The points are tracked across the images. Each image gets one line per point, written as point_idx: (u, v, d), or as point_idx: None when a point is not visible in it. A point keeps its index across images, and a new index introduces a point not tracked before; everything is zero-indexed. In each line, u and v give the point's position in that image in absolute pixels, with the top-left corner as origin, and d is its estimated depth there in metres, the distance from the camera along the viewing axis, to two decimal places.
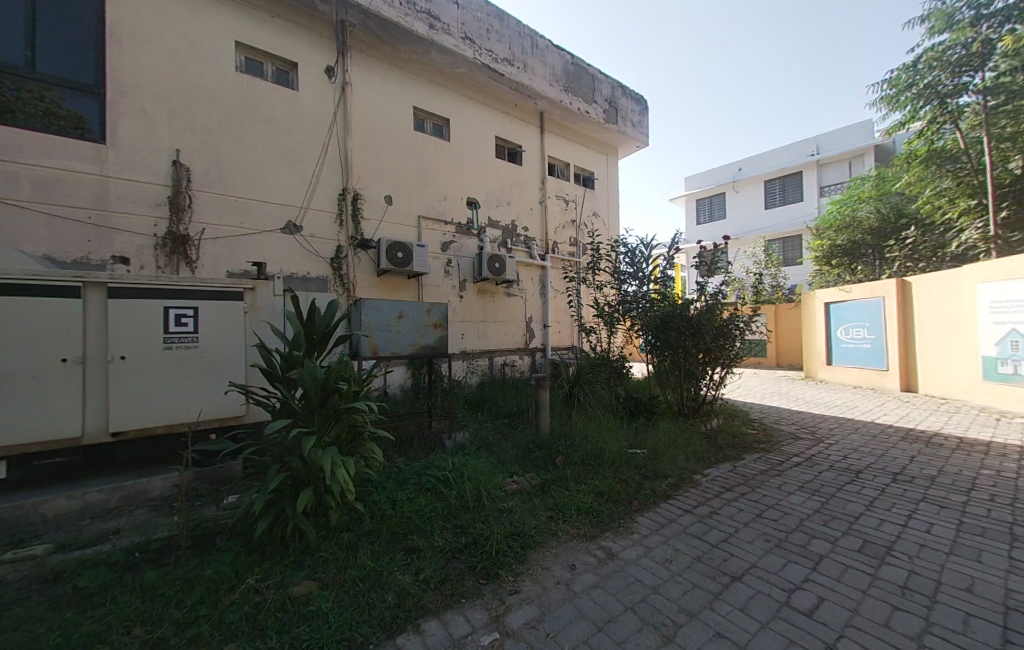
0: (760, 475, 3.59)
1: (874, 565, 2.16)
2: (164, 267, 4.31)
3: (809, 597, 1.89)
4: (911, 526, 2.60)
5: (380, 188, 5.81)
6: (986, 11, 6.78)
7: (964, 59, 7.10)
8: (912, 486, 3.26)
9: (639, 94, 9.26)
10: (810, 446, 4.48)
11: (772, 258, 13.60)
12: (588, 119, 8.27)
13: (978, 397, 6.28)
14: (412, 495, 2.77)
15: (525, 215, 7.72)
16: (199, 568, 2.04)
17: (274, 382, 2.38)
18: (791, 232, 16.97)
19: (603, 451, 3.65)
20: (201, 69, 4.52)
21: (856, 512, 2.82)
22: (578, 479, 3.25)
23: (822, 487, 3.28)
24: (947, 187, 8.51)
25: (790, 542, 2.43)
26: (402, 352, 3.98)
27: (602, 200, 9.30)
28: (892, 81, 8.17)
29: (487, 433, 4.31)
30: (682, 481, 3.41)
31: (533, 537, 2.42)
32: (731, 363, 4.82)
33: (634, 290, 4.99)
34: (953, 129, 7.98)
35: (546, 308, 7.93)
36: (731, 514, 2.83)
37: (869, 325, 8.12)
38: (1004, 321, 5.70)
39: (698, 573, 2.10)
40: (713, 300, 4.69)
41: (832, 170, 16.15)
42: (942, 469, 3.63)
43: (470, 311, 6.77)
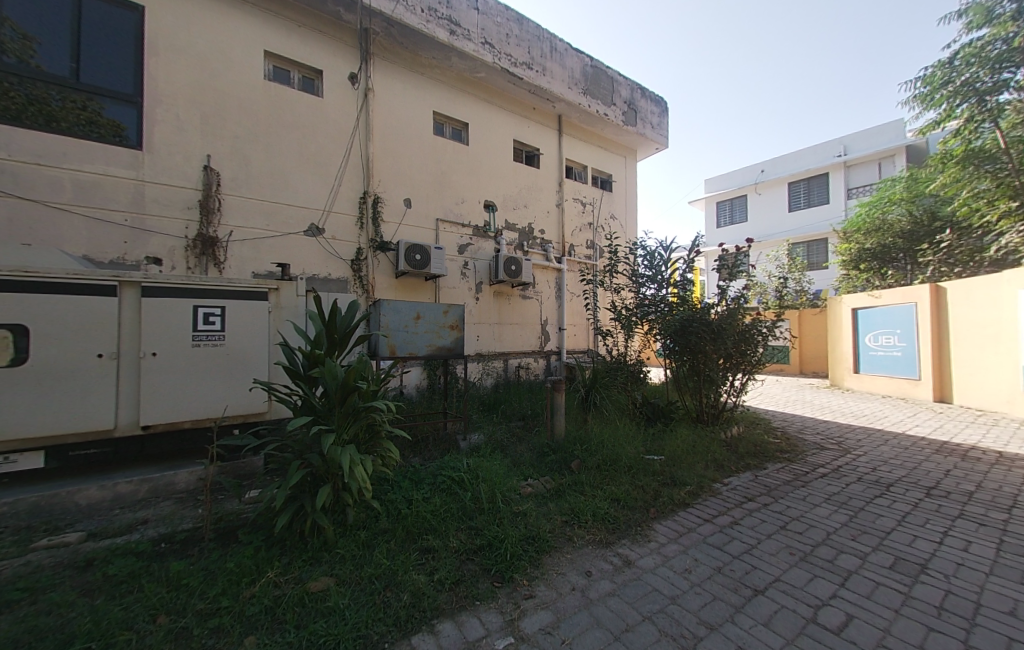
0: (784, 486, 3.48)
1: (907, 584, 2.06)
2: (194, 268, 4.47)
3: (837, 614, 1.81)
4: (947, 544, 2.47)
5: (400, 191, 5.90)
6: None
7: (1006, 55, 6.77)
8: (948, 502, 3.10)
9: (659, 95, 9.15)
10: (836, 456, 4.31)
11: (797, 262, 13.21)
12: (606, 121, 8.20)
13: (1018, 410, 5.94)
14: (428, 495, 2.79)
15: (541, 218, 7.71)
16: (222, 560, 2.10)
17: (295, 380, 2.43)
18: (816, 235, 16.46)
19: (619, 457, 3.61)
20: (231, 77, 4.70)
21: (886, 527, 2.70)
22: (594, 484, 3.21)
23: (850, 500, 3.15)
24: (985, 188, 7.96)
25: (816, 556, 2.34)
26: (418, 352, 4.02)
27: (620, 202, 9.21)
28: (926, 78, 7.89)
29: (502, 435, 4.30)
30: (701, 489, 3.34)
31: (548, 541, 2.39)
32: (753, 369, 4.70)
33: (652, 293, 4.90)
34: (992, 128, 7.60)
35: (562, 310, 7.89)
36: (753, 525, 2.76)
37: (900, 332, 7.78)
38: None
39: (718, 585, 2.05)
40: (735, 304, 4.59)
41: (860, 171, 15.62)
42: (981, 485, 3.44)
43: (486, 313, 6.79)
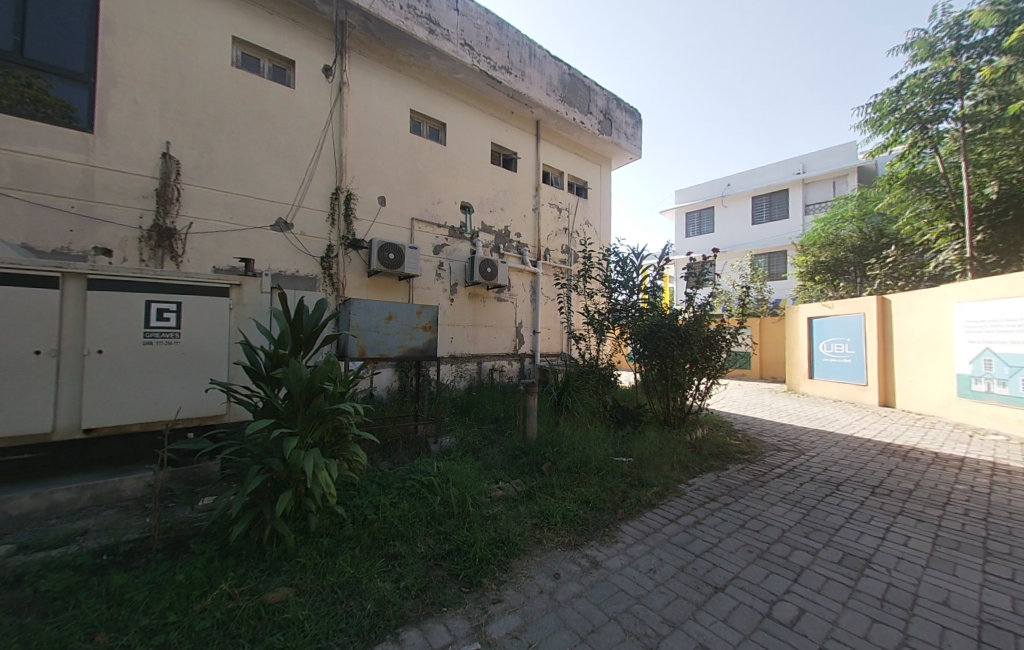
0: (744, 486, 3.64)
1: (854, 578, 2.19)
2: (148, 260, 4.20)
3: (790, 608, 1.91)
4: (889, 539, 2.65)
5: (374, 188, 5.78)
6: (966, 42, 7.13)
7: (945, 87, 7.37)
8: (890, 500, 3.34)
9: (633, 107, 9.43)
10: (791, 457, 4.55)
11: (758, 273, 13.94)
12: (583, 129, 8.37)
13: (951, 413, 6.46)
14: (396, 499, 2.72)
15: (518, 221, 7.75)
16: (170, 572, 1.97)
17: (256, 381, 2.32)
18: (776, 247, 17.42)
19: (589, 458, 3.67)
20: (196, 62, 4.47)
21: (836, 524, 2.87)
22: (564, 486, 3.24)
23: (804, 498, 3.34)
24: (925, 209, 8.86)
25: (771, 553, 2.46)
26: (389, 353, 3.94)
27: (595, 210, 9.41)
28: (876, 105, 8.43)
29: (474, 438, 4.26)
30: (666, 490, 3.44)
31: (518, 545, 2.38)
32: (717, 374, 4.90)
33: (624, 299, 5.04)
34: (933, 154, 8.23)
35: (537, 314, 7.94)
36: (715, 524, 2.86)
37: (850, 340, 8.35)
38: (979, 340, 5.88)
39: (682, 583, 2.11)
40: (701, 311, 4.78)
41: (816, 189, 16.70)
42: (918, 483, 3.73)
43: (461, 315, 6.75)
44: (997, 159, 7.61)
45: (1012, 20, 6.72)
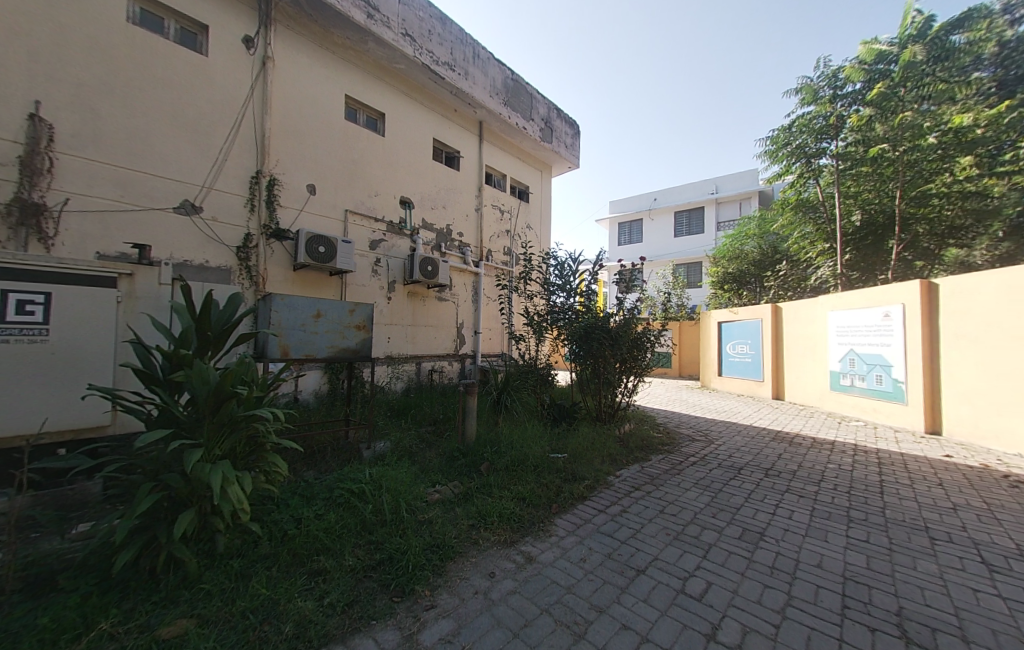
0: (664, 474, 3.96)
1: (750, 549, 2.50)
2: (5, 241, 3.45)
3: (699, 582, 2.12)
4: (778, 514, 3.07)
5: (302, 175, 5.34)
6: (840, 92, 8.50)
7: (824, 128, 8.70)
8: (780, 480, 3.85)
9: (573, 118, 9.83)
10: (703, 446, 5.07)
11: (679, 281, 15.32)
12: (525, 134, 8.53)
13: (825, 404, 7.64)
14: (322, 511, 2.54)
15: (459, 220, 7.65)
16: (29, 617, 1.63)
17: (151, 386, 2.02)
18: (694, 258, 19.28)
19: (527, 456, 3.75)
20: (79, 11, 3.78)
21: (737, 504, 3.25)
22: (502, 485, 3.27)
23: (713, 483, 3.73)
24: (809, 232, 10.39)
25: (685, 534, 2.71)
26: (317, 354, 3.66)
27: (535, 214, 9.63)
28: (773, 139, 9.68)
29: (410, 442, 4.13)
30: (597, 482, 3.63)
31: (453, 547, 2.36)
32: (643, 372, 5.29)
33: (561, 301, 5.23)
34: (814, 185, 9.68)
35: (478, 314, 7.92)
36: (638, 511, 3.07)
37: (750, 342, 9.54)
38: (845, 342, 7.04)
39: (608, 570, 2.24)
40: (630, 315, 5.13)
41: (727, 208, 18.82)
42: (802, 465, 4.36)
43: (399, 314, 6.50)
44: (861, 192, 9.07)
45: (873, 78, 8.16)
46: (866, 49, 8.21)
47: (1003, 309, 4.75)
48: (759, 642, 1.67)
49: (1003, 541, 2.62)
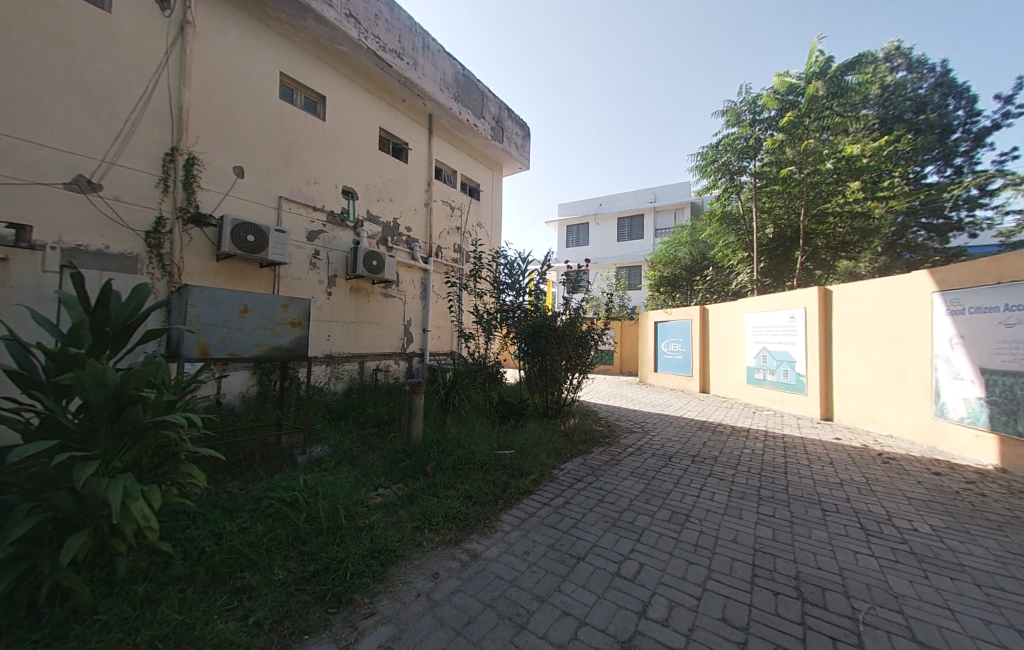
0: (604, 465, 4.17)
1: (677, 530, 2.73)
2: None
3: (633, 564, 2.26)
4: (702, 496, 3.38)
5: (228, 156, 4.84)
6: (759, 117, 9.46)
7: (745, 148, 9.65)
8: (705, 465, 4.23)
9: (524, 120, 9.94)
10: (640, 438, 5.41)
11: (621, 283, 16.18)
12: (475, 131, 8.47)
13: (742, 396, 8.49)
14: (247, 524, 2.33)
15: (407, 214, 7.41)
16: None
17: (27, 391, 1.73)
18: (635, 262, 20.45)
19: (474, 454, 3.75)
20: None
21: (668, 489, 3.52)
22: (448, 485, 3.23)
23: (647, 471, 4.00)
24: (731, 242, 11.41)
25: (621, 520, 2.88)
26: (243, 353, 3.35)
27: (486, 212, 9.61)
28: (702, 155, 10.50)
29: (351, 445, 3.94)
30: (542, 476, 3.72)
31: (396, 551, 2.28)
32: (587, 369, 5.51)
33: (511, 300, 5.27)
34: (737, 199, 10.63)
35: (426, 312, 7.73)
36: (580, 501, 3.21)
37: (682, 340, 10.34)
38: (759, 340, 7.89)
39: (551, 560, 2.31)
40: (576, 314, 5.32)
41: (664, 216, 20.20)
42: (724, 451, 4.81)
43: (340, 310, 6.15)
44: (773, 208, 10.16)
45: (784, 107, 9.19)
46: (779, 81, 9.20)
47: (881, 313, 5.53)
48: (683, 614, 1.83)
49: (876, 508, 3.11)
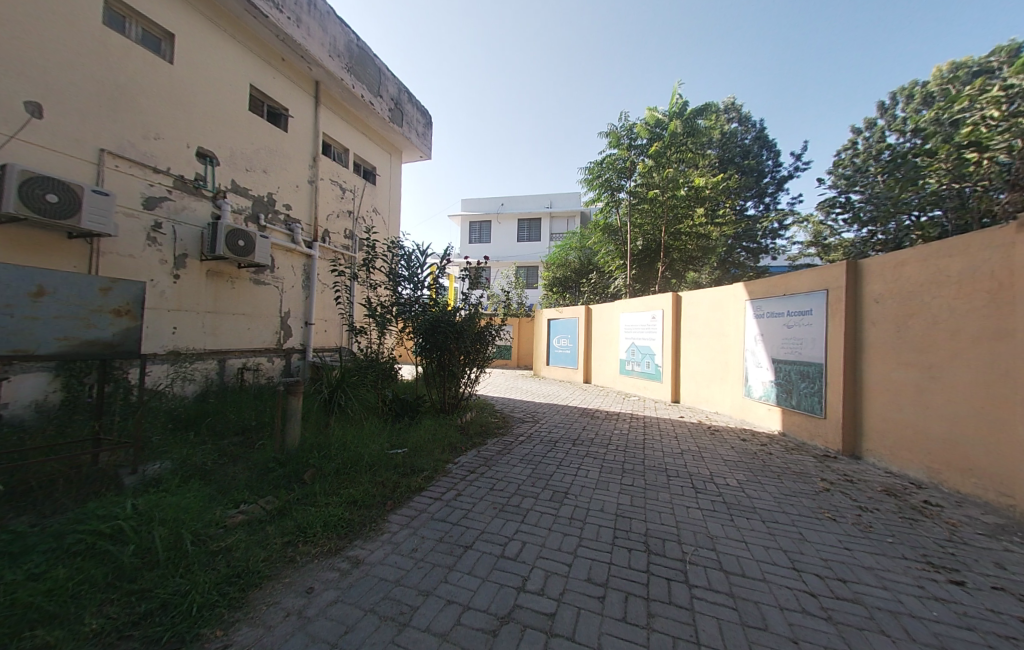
0: (496, 455, 4.34)
1: (557, 507, 3.00)
2: None
3: (516, 544, 2.42)
4: (579, 474, 3.78)
5: (16, 84, 3.60)
6: (635, 142, 10.84)
7: (623, 169, 10.95)
8: (584, 447, 4.74)
9: (425, 107, 9.61)
10: (530, 426, 5.79)
11: (518, 282, 16.96)
12: (371, 110, 7.88)
13: (615, 385, 9.66)
14: (42, 570, 1.81)
15: (286, 191, 6.53)
16: None
17: None
18: (533, 262, 21.56)
19: (361, 456, 3.54)
20: None
21: (552, 471, 3.84)
22: (328, 492, 2.98)
23: (535, 456, 4.30)
24: (611, 250, 12.69)
25: (509, 504, 3.05)
26: (37, 349, 2.54)
27: (382, 198, 9.03)
28: (590, 170, 11.56)
29: (205, 457, 3.34)
30: (435, 471, 3.70)
31: (260, 572, 2.03)
32: (484, 364, 5.64)
33: (408, 293, 5.07)
34: (616, 213, 11.92)
35: (309, 303, 6.95)
36: (471, 492, 3.29)
37: (569, 336, 11.33)
38: (629, 336, 9.09)
39: (438, 553, 2.32)
40: (475, 310, 5.39)
41: (559, 222, 21.81)
42: (600, 434, 5.46)
43: (192, 297, 5.13)
44: (642, 224, 11.62)
45: (653, 138, 10.70)
46: (650, 114, 10.69)
47: (713, 315, 6.89)
48: (556, 581, 2.04)
49: (704, 470, 3.91)
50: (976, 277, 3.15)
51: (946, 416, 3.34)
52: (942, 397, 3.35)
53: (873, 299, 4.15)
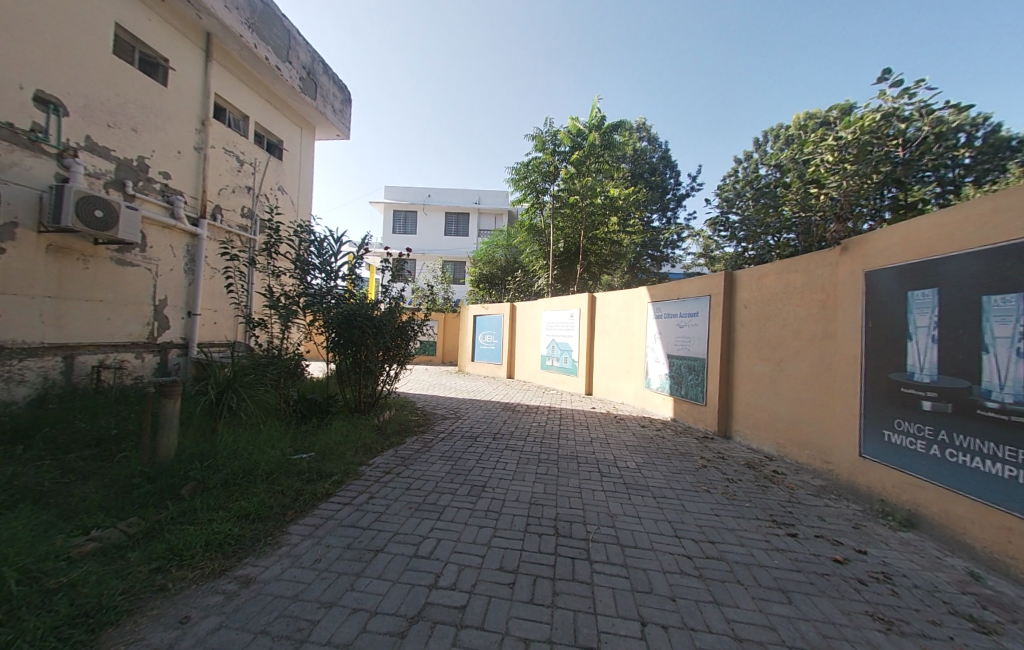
0: (414, 453, 4.23)
1: (474, 501, 3.04)
2: None
3: (431, 541, 2.40)
4: (498, 467, 3.87)
5: None
6: (558, 149, 11.35)
7: (547, 173, 11.43)
8: (504, 441, 4.85)
9: (343, 83, 8.88)
10: (451, 422, 5.76)
11: (444, 277, 16.72)
12: (278, 77, 7.04)
13: (535, 380, 10.04)
14: None
15: (164, 157, 5.53)
16: None
17: None
18: (459, 257, 21.34)
19: (257, 465, 3.19)
20: None
21: (471, 466, 3.87)
22: (213, 507, 2.62)
23: (455, 452, 4.29)
24: (535, 250, 13.09)
25: (425, 503, 3.00)
26: None
27: (289, 177, 8.14)
28: (516, 170, 11.82)
29: (39, 477, 2.69)
30: (346, 475, 3.48)
31: (117, 609, 1.70)
32: (405, 360, 5.43)
33: (320, 284, 4.65)
34: (540, 214, 12.38)
35: (193, 290, 6.00)
36: (385, 493, 3.17)
37: (494, 332, 11.50)
38: (549, 333, 9.51)
39: (345, 561, 2.19)
40: (395, 303, 5.15)
41: (486, 219, 21.91)
42: (519, 426, 5.65)
43: (25, 278, 4.07)
44: (564, 228, 12.24)
45: (575, 146, 11.31)
46: (573, 123, 11.23)
47: (622, 314, 7.53)
48: (469, 574, 2.06)
49: (609, 456, 4.28)
50: (812, 288, 3.88)
51: (790, 401, 4.10)
52: (788, 386, 4.11)
53: (744, 305, 4.91)
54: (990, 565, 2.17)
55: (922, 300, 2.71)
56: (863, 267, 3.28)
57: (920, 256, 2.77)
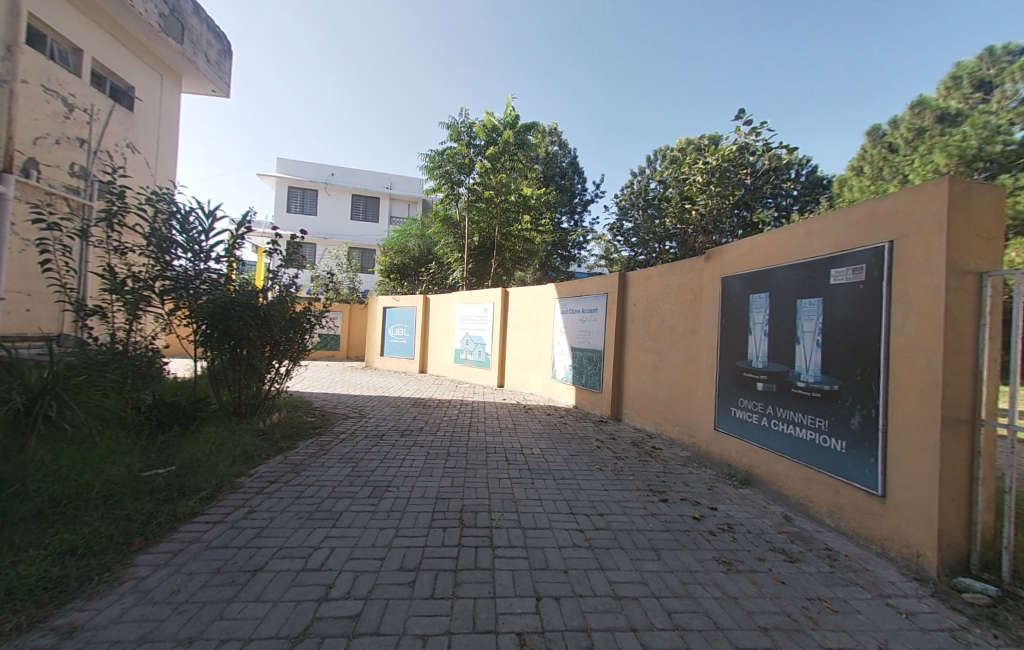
0: (309, 458, 3.85)
1: (375, 503, 2.88)
2: None
3: (323, 552, 2.21)
4: (403, 465, 3.72)
5: None
6: (473, 142, 11.30)
7: (462, 165, 11.31)
8: (411, 437, 4.70)
9: (221, 31, 7.57)
10: (354, 422, 5.37)
11: (351, 265, 15.47)
12: (126, 9, 5.66)
13: (449, 373, 9.92)
14: None
15: None
16: None
17: None
18: (368, 245, 19.93)
19: (90, 489, 2.58)
20: None
21: (374, 466, 3.66)
22: (18, 546, 2.03)
23: (356, 454, 4.01)
24: (450, 242, 12.57)
25: (318, 511, 2.75)
26: None
27: (142, 133, 6.66)
28: (430, 158, 11.43)
29: None
30: (218, 489, 3.02)
31: None
32: (299, 356, 4.93)
33: (184, 267, 3.89)
34: (455, 206, 12.16)
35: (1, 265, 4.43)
36: (269, 506, 2.82)
37: (405, 325, 11.03)
38: (463, 327, 9.48)
39: (213, 587, 1.90)
40: (285, 291, 4.59)
41: (398, 206, 20.80)
42: (427, 421, 5.53)
43: None
44: (480, 222, 12.20)
45: (490, 141, 11.35)
46: (488, 118, 11.26)
47: (531, 309, 7.84)
48: (365, 579, 1.95)
49: (516, 444, 4.44)
50: (685, 290, 4.51)
51: (666, 387, 4.72)
52: (665, 374, 4.73)
53: (632, 302, 5.49)
54: (797, 508, 2.80)
55: (759, 302, 3.36)
56: (721, 273, 3.91)
57: (759, 266, 3.41)
